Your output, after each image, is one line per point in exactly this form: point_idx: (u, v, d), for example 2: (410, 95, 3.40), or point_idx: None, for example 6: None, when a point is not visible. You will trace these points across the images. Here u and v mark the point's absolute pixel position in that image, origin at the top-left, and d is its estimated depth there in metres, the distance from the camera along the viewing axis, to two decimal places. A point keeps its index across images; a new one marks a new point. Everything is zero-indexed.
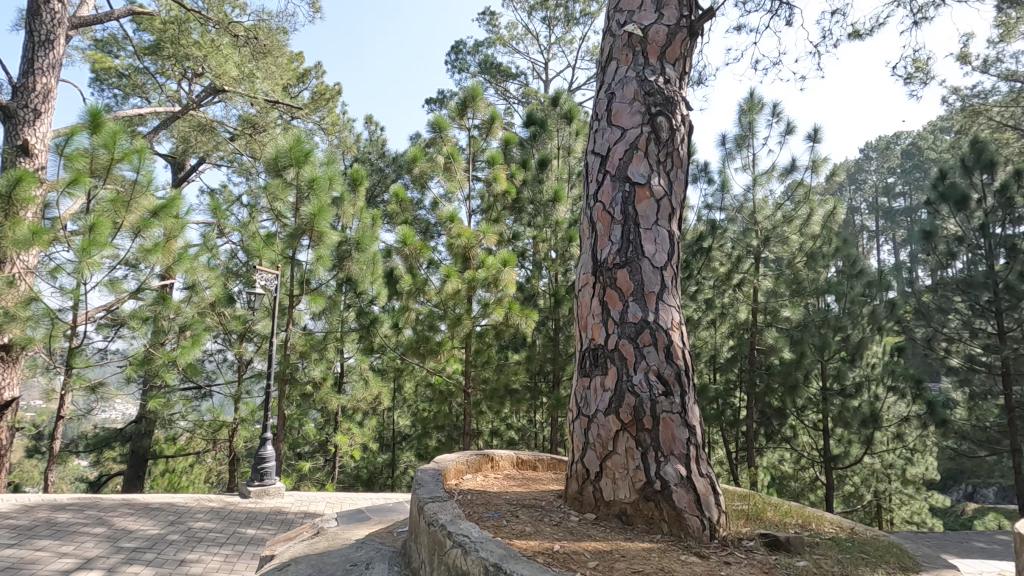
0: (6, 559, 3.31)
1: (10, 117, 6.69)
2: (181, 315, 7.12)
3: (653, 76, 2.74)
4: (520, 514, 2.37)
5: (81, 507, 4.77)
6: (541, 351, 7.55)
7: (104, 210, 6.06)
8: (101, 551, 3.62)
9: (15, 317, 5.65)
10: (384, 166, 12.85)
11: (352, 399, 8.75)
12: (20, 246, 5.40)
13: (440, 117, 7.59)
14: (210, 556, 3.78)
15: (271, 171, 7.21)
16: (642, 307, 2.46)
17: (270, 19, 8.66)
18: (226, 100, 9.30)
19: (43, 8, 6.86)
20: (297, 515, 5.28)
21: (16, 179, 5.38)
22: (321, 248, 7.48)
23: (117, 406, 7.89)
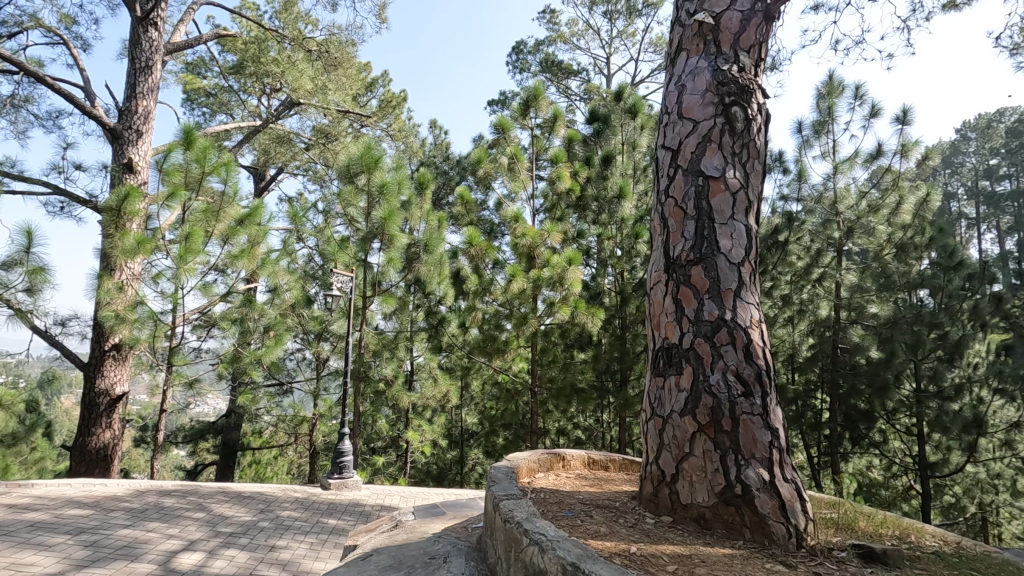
0: (122, 538, 3.65)
1: (117, 138, 7.38)
2: (265, 316, 7.59)
3: (726, 65, 2.62)
4: (595, 514, 2.35)
5: (183, 493, 5.20)
6: (608, 350, 7.46)
7: (197, 221, 6.56)
8: (202, 534, 3.94)
9: (125, 319, 6.22)
10: (449, 169, 13.14)
11: (422, 397, 9.03)
12: (127, 255, 5.99)
13: (503, 118, 7.67)
14: (297, 543, 4.01)
15: (343, 179, 7.55)
16: (719, 305, 2.37)
17: (340, 33, 9.07)
18: (301, 113, 9.83)
19: (143, 37, 7.53)
20: (374, 507, 5.50)
21: (124, 194, 5.91)
22: (392, 251, 7.77)
23: (210, 402, 8.51)
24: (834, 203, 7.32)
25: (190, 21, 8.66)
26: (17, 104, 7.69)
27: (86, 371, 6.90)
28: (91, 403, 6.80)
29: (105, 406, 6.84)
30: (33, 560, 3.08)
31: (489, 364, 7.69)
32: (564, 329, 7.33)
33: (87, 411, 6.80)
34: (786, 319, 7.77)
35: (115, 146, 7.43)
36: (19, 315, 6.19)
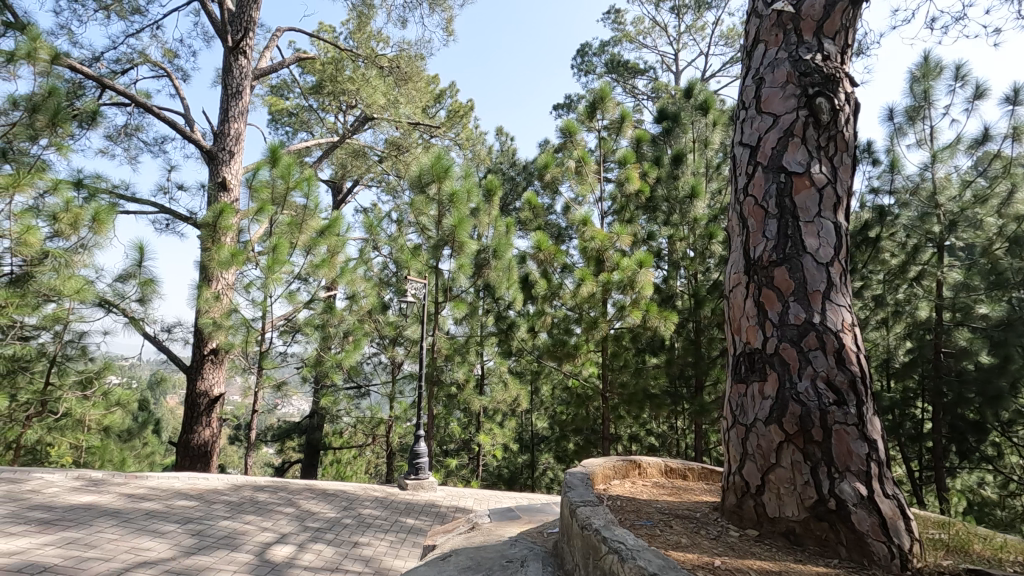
0: (223, 528, 3.96)
1: (213, 159, 8.03)
2: (344, 321, 7.97)
3: (808, 55, 2.48)
4: (674, 524, 2.29)
5: (275, 489, 5.56)
6: (681, 354, 7.24)
7: (283, 232, 7.02)
8: (292, 528, 4.18)
9: (221, 325, 6.74)
10: (516, 175, 13.28)
11: (493, 400, 9.16)
12: (223, 266, 6.49)
13: (569, 122, 7.66)
14: (378, 541, 4.18)
15: (415, 189, 7.82)
16: (806, 308, 2.25)
17: (410, 48, 9.43)
18: (375, 127, 10.27)
19: (234, 65, 8.17)
20: (449, 508, 5.63)
21: (219, 211, 6.45)
22: (462, 257, 7.95)
23: (296, 403, 9.03)
24: (933, 194, 6.75)
25: (275, 47, 9.29)
26: (130, 133, 8.56)
27: (189, 374, 7.53)
28: (193, 403, 7.41)
29: (205, 405, 7.43)
30: (149, 545, 3.40)
31: (560, 368, 7.67)
32: (636, 333, 7.19)
33: (190, 410, 7.41)
34: (879, 322, 7.30)
35: (211, 167, 8.10)
36: (133, 323, 6.86)
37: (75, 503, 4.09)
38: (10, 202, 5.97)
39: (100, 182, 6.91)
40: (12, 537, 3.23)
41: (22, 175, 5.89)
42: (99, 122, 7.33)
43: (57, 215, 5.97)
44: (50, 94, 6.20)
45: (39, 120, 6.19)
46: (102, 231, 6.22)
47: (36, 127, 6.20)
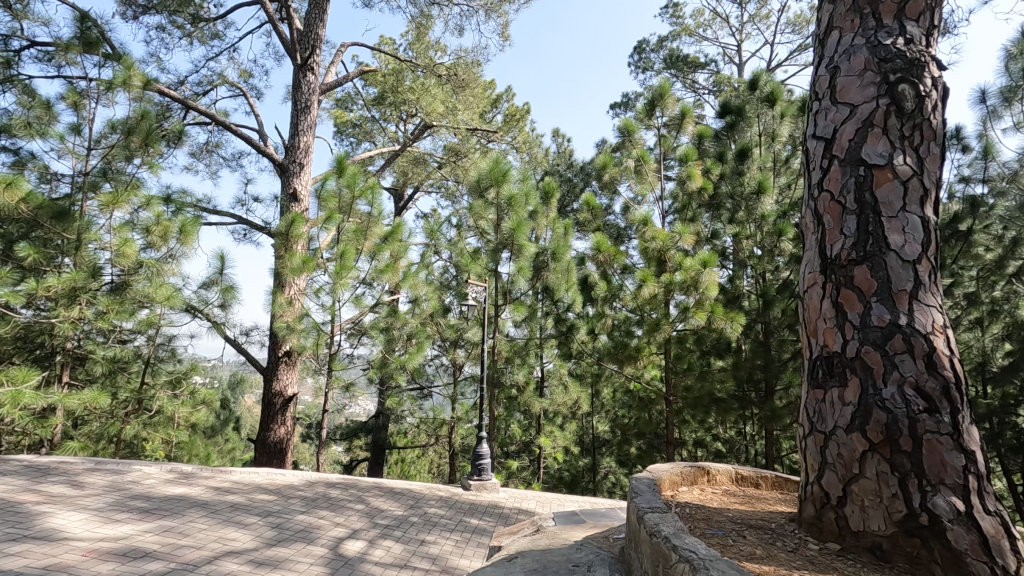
0: (300, 522, 4.17)
1: (285, 171, 8.49)
2: (408, 324, 8.19)
3: (889, 39, 2.33)
4: (748, 535, 2.20)
5: (346, 486, 5.79)
6: (750, 357, 6.91)
7: (349, 239, 7.31)
8: (363, 524, 4.35)
9: (294, 329, 7.10)
10: (573, 176, 13.22)
11: (553, 403, 9.16)
12: (295, 273, 6.84)
13: (627, 120, 7.56)
14: (444, 539, 4.27)
15: (474, 194, 7.92)
16: (892, 309, 2.11)
17: (467, 55, 9.61)
18: (434, 134, 10.52)
19: (303, 81, 8.61)
20: (512, 510, 5.67)
21: (291, 220, 6.83)
22: (521, 260, 7.99)
23: (363, 403, 9.36)
24: None
25: (340, 62, 9.72)
26: (211, 149, 9.19)
27: (266, 375, 7.96)
28: (270, 402, 7.83)
29: (280, 404, 7.83)
30: (235, 536, 3.63)
31: (621, 371, 7.55)
32: (700, 334, 6.97)
33: (267, 409, 7.85)
34: (973, 322, 6.88)
35: (284, 179, 8.56)
36: (215, 327, 7.35)
37: (169, 494, 4.43)
38: (110, 217, 6.56)
39: (187, 196, 7.47)
40: (117, 523, 3.54)
41: (120, 193, 6.46)
42: (184, 141, 7.92)
43: (149, 227, 6.52)
44: (142, 118, 6.74)
45: (133, 141, 6.78)
46: (188, 242, 6.71)
47: (131, 147, 6.81)
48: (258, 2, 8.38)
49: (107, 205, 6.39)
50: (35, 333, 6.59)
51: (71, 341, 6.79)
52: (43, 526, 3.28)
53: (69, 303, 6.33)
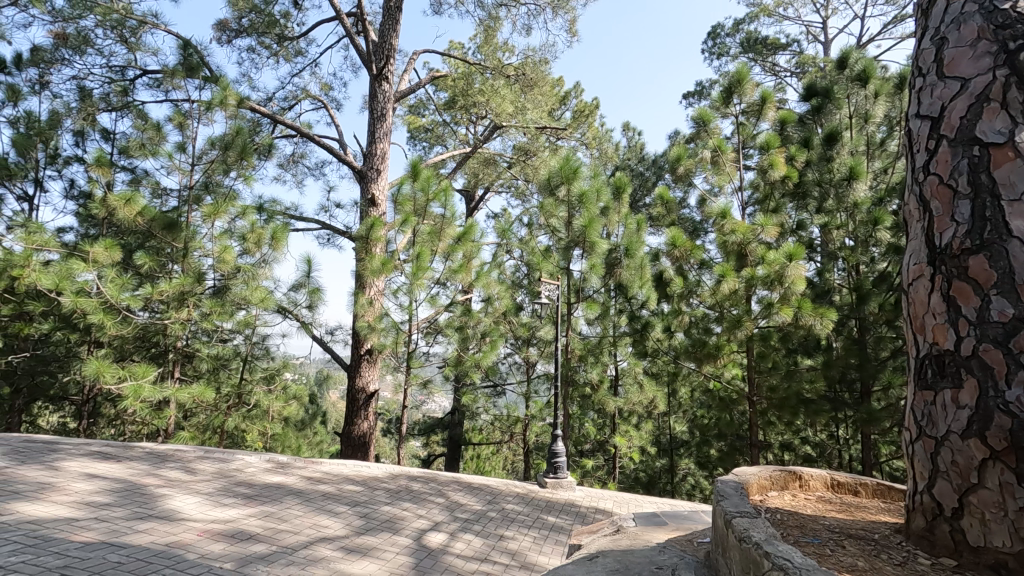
0: (386, 513, 4.36)
1: (364, 177, 8.88)
2: (481, 323, 8.33)
3: (1007, 2, 2.09)
4: (848, 544, 2.07)
5: (426, 480, 5.99)
6: (842, 355, 6.42)
7: (424, 241, 7.53)
8: (444, 517, 4.49)
9: (374, 328, 7.43)
10: (644, 170, 12.91)
11: (628, 402, 9.02)
12: (375, 274, 7.15)
13: (702, 109, 7.28)
14: (522, 535, 4.32)
15: (545, 192, 7.91)
16: (1015, 302, 1.88)
17: (535, 54, 9.65)
18: (503, 135, 10.61)
19: (378, 90, 8.98)
20: (589, 509, 5.63)
21: (371, 224, 7.15)
22: (594, 257, 7.83)
23: (439, 400, 9.64)
24: None
25: (412, 69, 10.03)
26: (297, 160, 9.79)
27: (349, 372, 8.37)
28: (353, 398, 8.23)
29: (362, 401, 8.21)
30: (327, 523, 3.86)
31: (700, 370, 7.28)
32: (786, 332, 6.58)
33: (351, 404, 8.26)
34: None
35: (363, 185, 8.96)
36: (304, 327, 7.83)
37: (269, 482, 4.78)
38: (212, 226, 7.15)
39: (277, 205, 8.02)
40: (225, 507, 3.86)
41: (220, 204, 7.04)
42: (273, 153, 8.50)
43: (245, 235, 7.06)
44: (237, 134, 7.31)
45: (230, 155, 7.36)
46: (279, 248, 7.18)
47: (228, 162, 7.40)
48: (336, 18, 8.82)
49: (209, 216, 6.99)
50: (151, 333, 7.32)
51: (181, 340, 7.48)
52: (164, 507, 3.64)
53: (179, 306, 6.97)
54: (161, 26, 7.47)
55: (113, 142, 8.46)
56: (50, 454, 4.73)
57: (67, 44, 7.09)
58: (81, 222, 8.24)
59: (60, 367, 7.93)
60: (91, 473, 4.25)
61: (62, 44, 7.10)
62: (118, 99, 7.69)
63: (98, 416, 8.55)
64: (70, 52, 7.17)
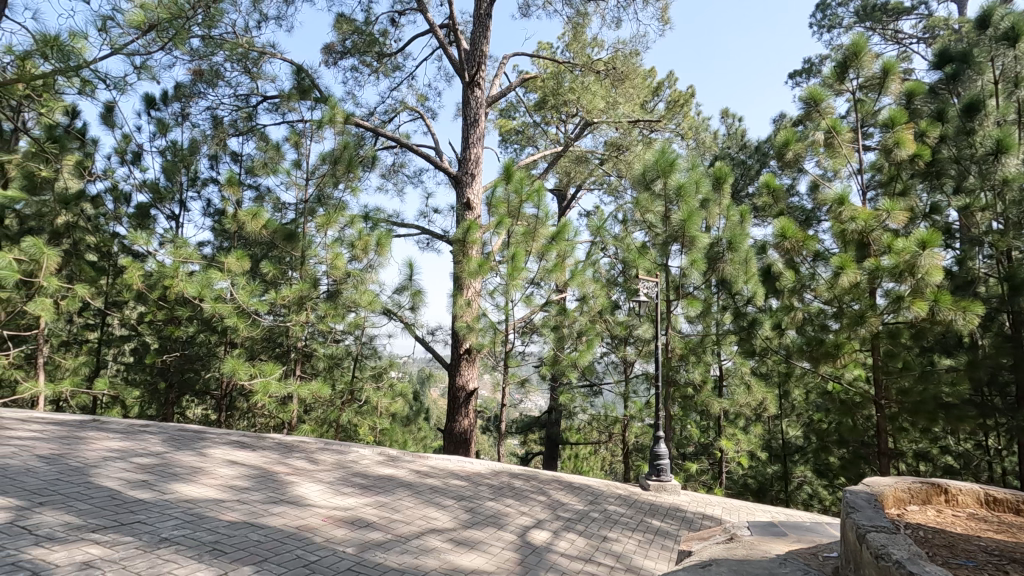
0: (490, 508, 4.47)
1: (460, 182, 9.17)
2: (577, 323, 8.30)
3: None
4: (1012, 570, 1.82)
5: (528, 477, 6.07)
6: (991, 354, 5.68)
7: (519, 242, 7.63)
8: (547, 515, 4.52)
9: (473, 328, 7.63)
10: (746, 158, 12.17)
11: (734, 404, 8.58)
12: (472, 276, 7.36)
13: (813, 88, 6.72)
14: (626, 538, 4.24)
15: (640, 187, 7.69)
16: None
17: (625, 46, 9.44)
18: (594, 131, 10.48)
19: (471, 97, 9.23)
20: (696, 514, 5.41)
21: (467, 227, 7.37)
22: (694, 252, 7.44)
23: (536, 398, 9.71)
24: None
25: (503, 73, 10.19)
26: (397, 169, 10.32)
27: (451, 371, 8.68)
28: (454, 396, 8.53)
29: (463, 399, 8.49)
30: (436, 515, 4.04)
31: (817, 371, 6.73)
32: (919, 328, 5.91)
33: (452, 402, 8.56)
34: None
35: (459, 190, 9.25)
36: (408, 328, 8.23)
37: (382, 474, 5.09)
38: (325, 236, 7.73)
39: (381, 213, 8.52)
40: (344, 495, 4.17)
41: (331, 214, 7.60)
42: (377, 164, 9.04)
43: (354, 242, 7.56)
44: (345, 148, 7.88)
45: (339, 168, 7.93)
46: (384, 253, 7.62)
47: (337, 174, 7.96)
48: (430, 31, 9.18)
49: (322, 226, 7.57)
50: (277, 334, 8.06)
51: (301, 340, 8.17)
52: (293, 493, 4.00)
53: (299, 310, 7.63)
54: (277, 55, 8.20)
55: (240, 163, 9.41)
56: (199, 442, 5.36)
57: (202, 79, 7.99)
58: (217, 237, 9.26)
59: (204, 365, 8.95)
60: (233, 460, 4.76)
61: (199, 79, 8.02)
62: (244, 124, 8.55)
63: (234, 409, 9.55)
64: (205, 85, 8.09)
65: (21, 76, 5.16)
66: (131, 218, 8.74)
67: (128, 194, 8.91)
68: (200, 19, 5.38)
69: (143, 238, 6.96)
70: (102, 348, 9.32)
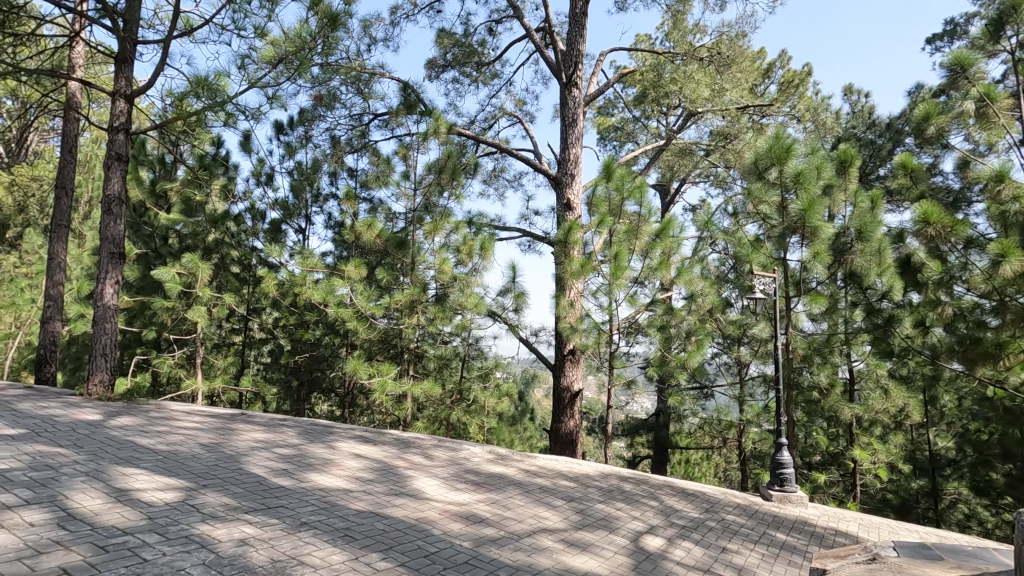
0: (601, 511, 4.42)
1: (559, 183, 9.18)
2: (685, 322, 7.95)
3: None
4: None
5: (638, 481, 5.91)
6: None
7: (622, 240, 7.46)
8: (659, 522, 4.38)
9: (576, 329, 7.59)
10: (876, 137, 10.98)
11: (869, 410, 7.76)
12: (575, 277, 7.35)
13: (959, 51, 5.90)
14: (748, 551, 3.99)
15: (752, 176, 7.19)
16: None
17: (730, 29, 8.93)
18: (698, 121, 10.02)
19: (568, 97, 9.21)
20: (827, 530, 4.95)
21: (569, 228, 7.37)
22: (817, 244, 6.84)
23: (642, 401, 9.43)
24: None
25: (600, 70, 10.08)
26: (498, 174, 10.56)
27: (555, 372, 8.71)
28: (559, 397, 8.55)
29: (568, 399, 8.48)
30: (546, 515, 4.07)
31: (972, 374, 5.89)
32: None
33: (557, 403, 8.58)
34: None
35: (558, 191, 9.26)
36: (511, 329, 8.38)
37: (493, 472, 5.23)
38: (432, 242, 8.10)
39: (483, 218, 8.75)
40: (459, 491, 4.33)
41: (438, 221, 7.96)
42: (478, 171, 9.31)
43: (459, 247, 7.87)
44: (449, 157, 8.22)
45: (443, 177, 8.28)
46: (488, 257, 7.81)
47: (442, 183, 8.32)
48: (527, 35, 9.31)
49: (430, 233, 7.95)
50: (392, 336, 8.58)
51: (413, 342, 8.64)
52: (412, 487, 4.24)
53: (410, 313, 8.09)
54: (385, 74, 8.75)
55: (356, 178, 10.15)
56: (328, 435, 5.85)
57: (322, 103, 8.72)
58: (337, 247, 10.05)
59: (328, 365, 9.76)
60: (357, 453, 5.14)
61: (319, 104, 8.76)
62: (358, 141, 9.22)
63: (356, 406, 10.30)
64: (324, 108, 8.82)
65: (179, 114, 6.03)
66: (266, 233, 9.75)
67: (264, 212, 9.96)
68: (319, 49, 5.83)
69: (276, 251, 7.77)
70: (245, 349, 10.48)
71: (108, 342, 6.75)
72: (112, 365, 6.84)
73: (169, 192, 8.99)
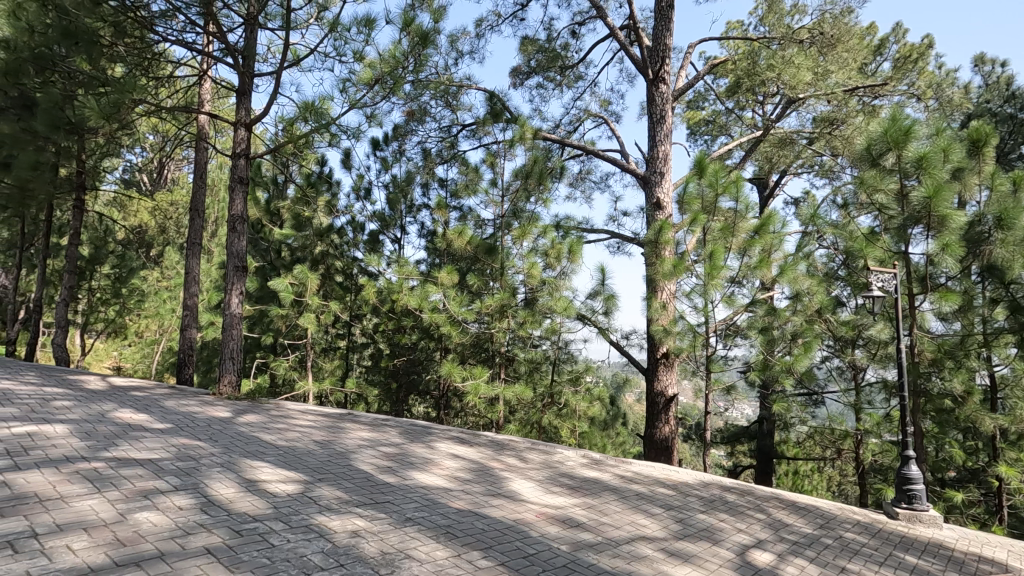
0: (702, 522, 4.24)
1: (648, 182, 8.94)
2: (789, 323, 7.42)
3: None
4: None
5: (742, 492, 5.60)
6: None
7: (717, 239, 7.14)
8: (768, 536, 4.12)
9: (670, 331, 7.33)
10: (1017, 110, 9.73)
11: (1016, 421, 6.81)
12: (667, 277, 7.11)
13: None
14: (872, 572, 3.65)
15: (864, 164, 6.58)
16: None
17: (835, 5, 8.27)
18: (800, 107, 9.36)
19: (656, 93, 8.97)
20: (968, 555, 4.39)
21: (660, 227, 7.17)
22: (946, 235, 6.12)
23: (744, 407, 8.92)
24: None
25: (689, 63, 9.70)
26: (585, 176, 10.49)
27: (648, 375, 8.47)
28: (653, 402, 8.32)
29: (662, 404, 8.22)
30: (645, 522, 3.97)
31: None
32: None
33: (651, 408, 8.36)
34: None
35: (647, 189, 9.02)
36: (601, 333, 8.27)
37: (587, 477, 5.19)
38: (521, 247, 8.19)
39: (571, 221, 8.73)
40: (554, 494, 4.34)
41: (526, 226, 8.05)
42: (565, 174, 9.31)
43: (547, 251, 7.91)
44: (535, 162, 8.29)
45: (531, 182, 8.37)
46: (576, 260, 7.77)
47: (529, 188, 8.41)
48: (611, 34, 9.18)
49: (518, 238, 8.07)
50: (483, 340, 8.81)
51: (504, 346, 8.82)
52: (508, 488, 4.31)
53: (501, 317, 8.24)
54: (473, 86, 9.00)
55: (446, 188, 10.51)
56: (427, 435, 6.10)
57: (414, 118, 9.14)
58: (430, 254, 10.47)
59: (424, 368, 10.18)
60: (455, 454, 5.31)
61: (411, 119, 9.20)
62: (448, 152, 9.56)
63: (450, 408, 10.65)
64: (415, 122, 9.24)
65: (290, 138, 6.59)
66: (366, 244, 10.37)
67: (363, 224, 10.59)
68: (411, 67, 6.13)
69: (376, 260, 8.26)
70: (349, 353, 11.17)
71: (234, 347, 7.47)
72: (237, 367, 7.57)
73: (281, 210, 9.84)
